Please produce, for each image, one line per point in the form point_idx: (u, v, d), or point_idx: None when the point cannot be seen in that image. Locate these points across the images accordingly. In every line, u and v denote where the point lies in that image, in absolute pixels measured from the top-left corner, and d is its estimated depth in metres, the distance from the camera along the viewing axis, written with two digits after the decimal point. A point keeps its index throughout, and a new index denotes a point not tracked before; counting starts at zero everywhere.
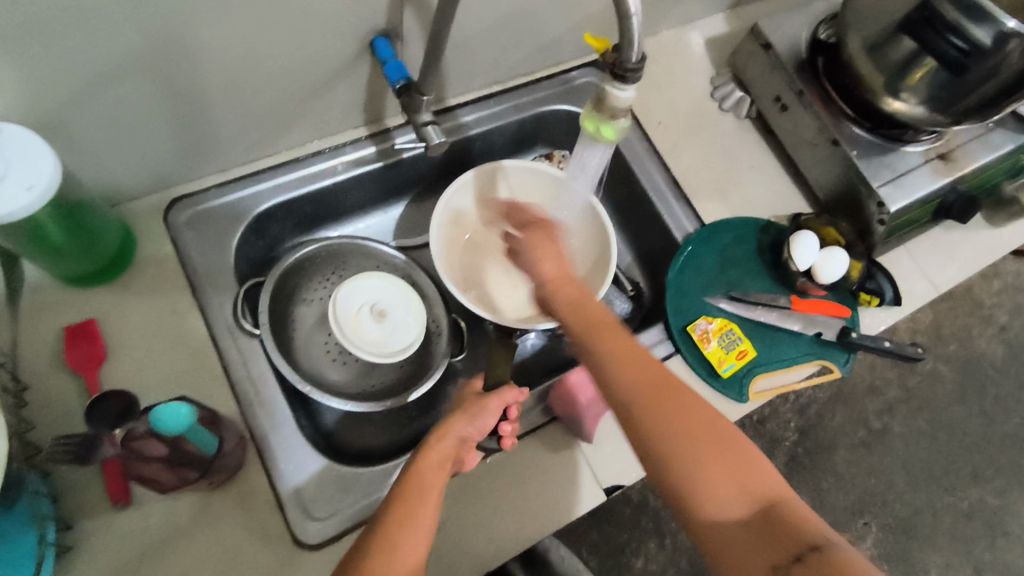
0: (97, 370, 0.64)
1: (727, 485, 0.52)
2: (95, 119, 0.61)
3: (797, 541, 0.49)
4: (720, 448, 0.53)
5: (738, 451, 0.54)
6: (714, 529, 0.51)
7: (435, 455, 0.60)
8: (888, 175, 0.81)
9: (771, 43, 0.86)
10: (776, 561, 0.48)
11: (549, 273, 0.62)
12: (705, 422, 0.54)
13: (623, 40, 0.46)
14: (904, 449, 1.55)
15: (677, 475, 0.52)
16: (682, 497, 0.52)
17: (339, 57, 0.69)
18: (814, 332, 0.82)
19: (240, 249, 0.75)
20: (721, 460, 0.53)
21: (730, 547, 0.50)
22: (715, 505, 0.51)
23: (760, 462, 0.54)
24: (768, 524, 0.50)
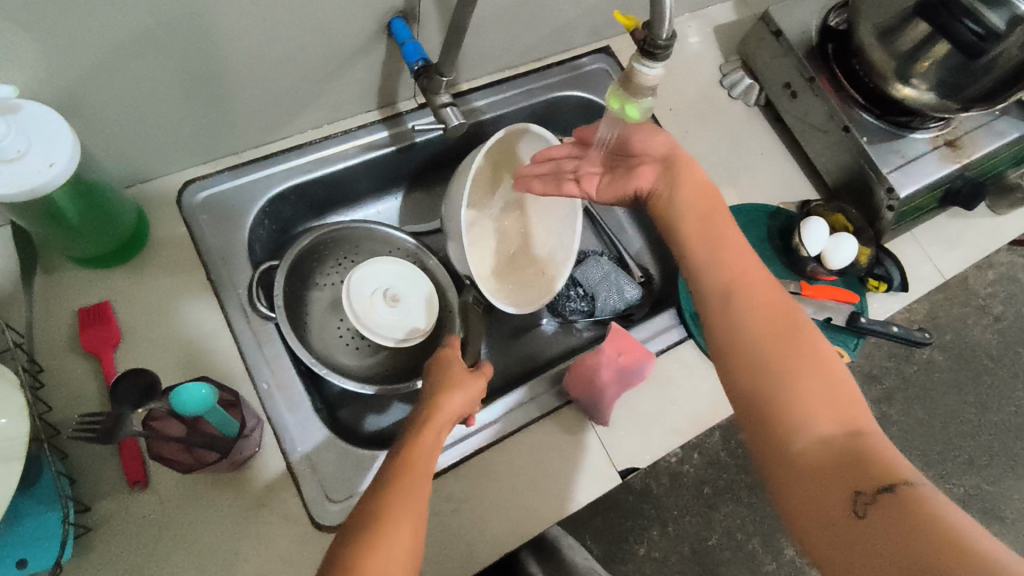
0: (112, 351, 0.63)
1: (819, 405, 0.52)
2: (112, 97, 0.60)
3: (885, 471, 0.47)
4: (814, 367, 0.54)
5: (833, 377, 0.54)
6: (797, 444, 0.51)
7: (431, 434, 0.56)
8: (897, 161, 0.82)
9: (781, 30, 0.87)
10: (858, 486, 0.47)
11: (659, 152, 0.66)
12: (801, 334, 0.56)
13: (654, 16, 0.46)
14: (901, 437, 1.57)
15: (767, 376, 0.54)
16: (767, 405, 0.53)
17: (356, 38, 0.68)
18: (825, 317, 0.83)
19: (254, 233, 0.74)
20: (814, 379, 0.53)
21: (812, 462, 0.50)
22: (802, 419, 0.51)
23: (854, 394, 0.53)
24: (855, 449, 0.49)
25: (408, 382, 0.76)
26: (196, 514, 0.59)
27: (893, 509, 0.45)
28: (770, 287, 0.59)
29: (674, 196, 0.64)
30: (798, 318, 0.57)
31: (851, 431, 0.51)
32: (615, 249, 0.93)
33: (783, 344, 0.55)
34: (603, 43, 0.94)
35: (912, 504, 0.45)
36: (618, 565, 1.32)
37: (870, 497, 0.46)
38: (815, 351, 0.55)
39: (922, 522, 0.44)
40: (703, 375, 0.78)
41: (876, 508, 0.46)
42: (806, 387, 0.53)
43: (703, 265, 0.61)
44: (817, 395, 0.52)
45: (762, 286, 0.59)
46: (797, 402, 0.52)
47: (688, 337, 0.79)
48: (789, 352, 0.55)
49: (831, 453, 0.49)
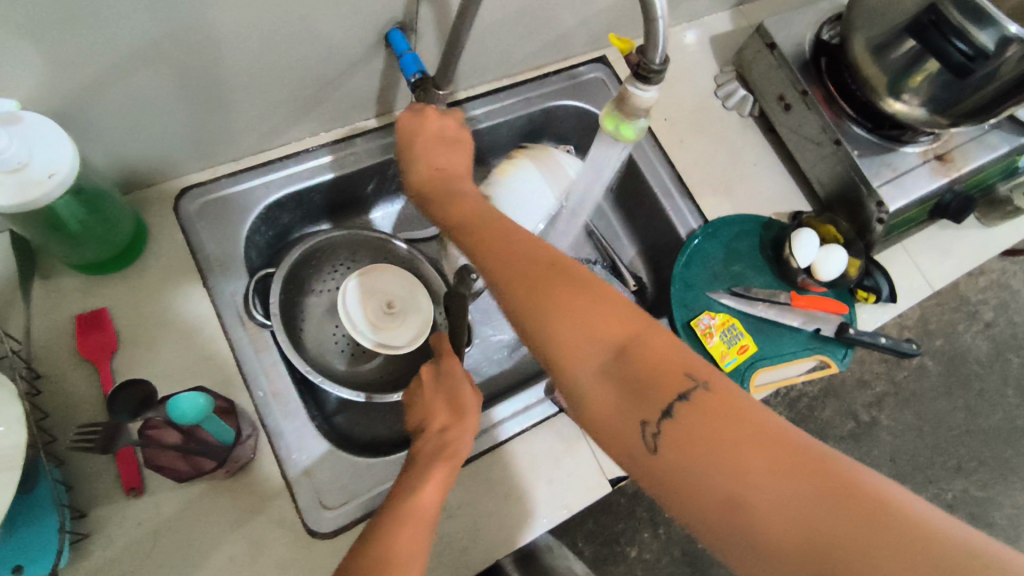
0: (109, 358, 0.63)
1: (587, 333, 0.46)
2: (111, 106, 0.60)
3: (677, 377, 0.44)
4: (568, 296, 0.47)
5: (593, 286, 0.48)
6: (582, 386, 0.45)
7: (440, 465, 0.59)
8: (888, 174, 0.83)
9: (776, 43, 0.87)
10: (646, 416, 0.44)
11: (432, 165, 0.66)
12: (547, 264, 0.49)
13: (647, 42, 0.47)
14: (890, 441, 1.59)
15: (530, 327, 0.47)
16: (545, 354, 0.47)
17: (356, 47, 0.69)
18: (814, 328, 0.84)
19: (251, 239, 0.75)
20: (563, 312, 0.46)
21: (599, 397, 0.45)
22: (588, 348, 0.45)
23: (625, 297, 0.48)
24: (639, 361, 0.45)
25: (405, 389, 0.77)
26: (193, 519, 0.60)
27: (686, 424, 0.42)
28: (499, 224, 0.55)
29: (439, 198, 0.63)
30: (527, 242, 0.52)
31: (620, 348, 0.45)
32: (608, 256, 0.95)
33: (526, 282, 0.48)
34: (600, 52, 0.95)
35: (705, 408, 0.42)
36: (609, 567, 1.33)
37: (661, 417, 0.43)
38: (552, 273, 0.48)
39: (718, 427, 0.42)
40: None
41: (673, 430, 0.43)
42: (564, 325, 0.46)
43: (467, 241, 0.55)
44: (593, 321, 0.46)
45: (492, 237, 0.54)
46: (560, 347, 0.46)
47: None
48: (549, 276, 0.48)
49: (618, 378, 0.45)
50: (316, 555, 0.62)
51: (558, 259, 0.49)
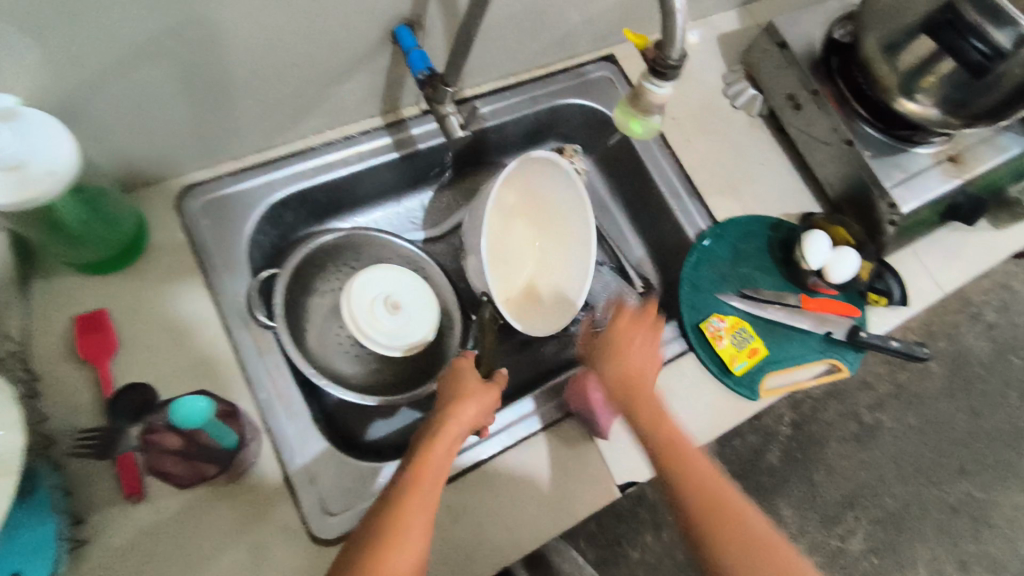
0: (109, 359, 0.62)
1: (743, 547, 0.60)
2: (113, 102, 0.59)
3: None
4: (759, 557, 0.60)
5: (753, 537, 0.61)
6: None
7: (437, 450, 0.61)
8: (899, 175, 0.82)
9: (787, 42, 0.86)
10: None
11: (631, 368, 0.70)
12: (726, 502, 0.63)
13: (665, 37, 0.46)
14: (894, 443, 1.58)
15: (704, 512, 0.62)
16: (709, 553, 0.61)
17: (362, 43, 0.68)
18: (825, 331, 0.84)
19: (254, 238, 0.74)
20: (733, 558, 0.60)
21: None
22: (736, 537, 0.61)
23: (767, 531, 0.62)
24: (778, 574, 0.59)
25: (414, 390, 0.76)
26: (195, 523, 0.59)
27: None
28: (669, 429, 0.67)
29: (631, 358, 0.71)
30: (702, 468, 0.64)
31: None
32: (614, 256, 0.94)
33: (709, 501, 0.62)
34: (607, 50, 0.94)
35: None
36: (611, 570, 1.32)
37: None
38: (718, 505, 0.62)
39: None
40: (705, 387, 0.78)
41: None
42: (737, 554, 0.60)
43: (645, 419, 0.67)
44: (766, 552, 0.60)
45: (674, 447, 0.65)
46: (731, 548, 0.60)
47: (690, 350, 0.80)
48: (708, 491, 0.63)
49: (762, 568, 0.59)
50: (320, 561, 0.61)
51: (733, 506, 0.63)
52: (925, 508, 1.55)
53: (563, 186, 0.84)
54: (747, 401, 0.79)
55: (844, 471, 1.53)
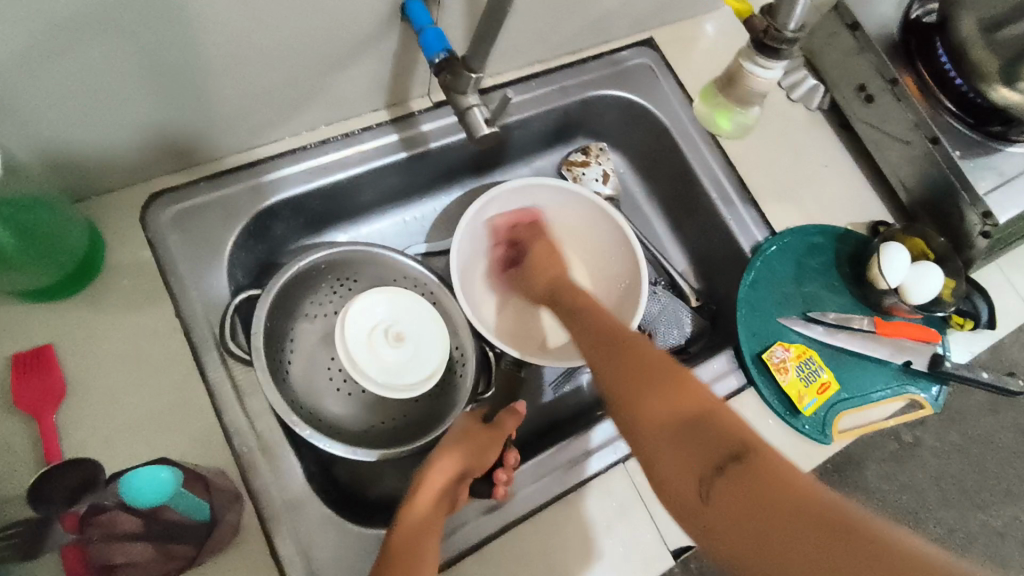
0: (54, 410, 0.51)
1: (664, 399, 0.45)
2: (48, 88, 0.47)
3: (731, 439, 0.41)
4: (656, 380, 0.47)
5: (673, 384, 0.46)
6: (643, 436, 0.45)
7: (428, 496, 0.54)
8: (994, 179, 0.69)
9: (859, 22, 0.73)
10: (714, 451, 0.41)
11: (553, 267, 0.66)
12: (638, 346, 0.51)
13: (783, 7, 0.46)
14: (937, 466, 1.38)
15: (598, 348, 0.53)
16: (608, 388, 0.49)
17: (366, 20, 0.56)
18: (904, 360, 0.72)
19: (236, 255, 0.62)
20: (626, 375, 0.48)
21: (656, 427, 0.44)
22: (653, 399, 0.45)
23: (691, 379, 0.47)
24: (694, 415, 0.43)
25: (418, 440, 0.63)
26: None
27: (740, 486, 0.38)
28: (596, 307, 0.59)
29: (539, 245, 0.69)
30: (608, 325, 0.55)
31: (691, 414, 0.44)
32: (666, 272, 0.81)
33: (603, 337, 0.53)
34: (645, 34, 0.82)
35: (760, 467, 0.39)
36: None
37: (664, 399, 0.45)
38: (635, 352, 0.50)
39: (767, 496, 0.37)
40: (767, 429, 0.67)
41: (723, 487, 0.39)
42: (636, 385, 0.47)
43: (556, 288, 0.63)
44: (668, 388, 0.46)
45: (604, 323, 0.55)
46: (630, 381, 0.47)
47: (750, 384, 0.69)
48: (625, 346, 0.51)
49: (671, 421, 0.44)
50: None
51: (642, 342, 0.51)
52: (971, 535, 1.35)
53: (575, 207, 0.77)
54: (818, 445, 0.67)
55: (883, 495, 1.34)
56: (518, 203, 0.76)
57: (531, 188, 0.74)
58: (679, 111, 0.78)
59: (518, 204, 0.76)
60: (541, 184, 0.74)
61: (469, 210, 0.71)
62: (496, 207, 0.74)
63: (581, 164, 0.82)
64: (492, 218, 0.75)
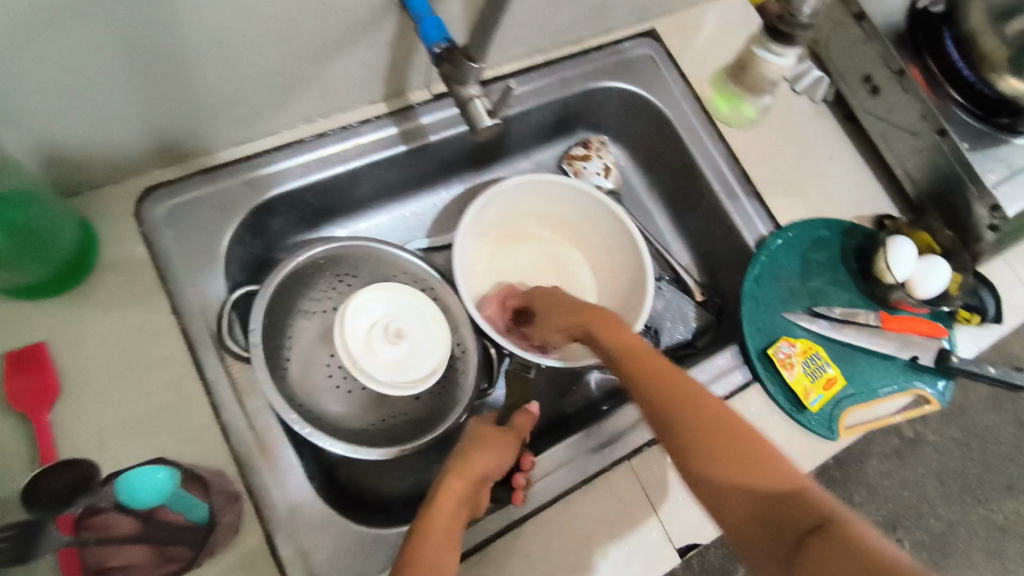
0: (47, 409, 0.50)
1: (735, 465, 0.47)
2: (36, 78, 0.46)
3: (828, 525, 0.41)
4: (739, 458, 0.47)
5: (755, 455, 0.47)
6: (725, 503, 0.46)
7: (450, 504, 0.52)
8: (1002, 171, 0.68)
9: (864, 12, 0.72)
10: (800, 527, 0.42)
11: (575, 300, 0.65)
12: (715, 418, 0.50)
13: None
14: (937, 460, 1.38)
15: (681, 420, 0.51)
16: (686, 472, 0.49)
17: (361, 7, 0.55)
18: (910, 356, 0.71)
19: (233, 250, 0.61)
20: (701, 444, 0.49)
21: (735, 502, 0.46)
22: (734, 473, 0.47)
23: (772, 450, 0.48)
24: (780, 495, 0.45)
25: (420, 438, 0.62)
26: None
27: (820, 556, 0.39)
28: (676, 376, 0.53)
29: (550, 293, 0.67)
30: (681, 380, 0.53)
31: (781, 496, 0.45)
32: (670, 266, 0.80)
33: (663, 380, 0.53)
34: (647, 25, 0.80)
35: (843, 538, 0.40)
36: None
37: (738, 470, 0.47)
38: (703, 410, 0.51)
39: (842, 562, 0.38)
40: (773, 426, 0.66)
41: (812, 556, 0.40)
42: (720, 460, 0.48)
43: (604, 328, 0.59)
44: (751, 465, 0.47)
45: (664, 371, 0.54)
46: (696, 478, 0.48)
47: (756, 380, 0.68)
48: (702, 404, 0.51)
49: (752, 499, 0.45)
50: None
51: (714, 406, 0.51)
52: (972, 529, 1.34)
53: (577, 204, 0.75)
54: (824, 441, 0.67)
55: (883, 490, 1.33)
56: (519, 199, 0.74)
57: (532, 184, 0.73)
58: (682, 103, 0.77)
59: (518, 200, 0.75)
60: (542, 179, 0.73)
61: (470, 209, 0.69)
62: (495, 203, 0.73)
63: (583, 158, 0.80)
64: (494, 214, 0.74)
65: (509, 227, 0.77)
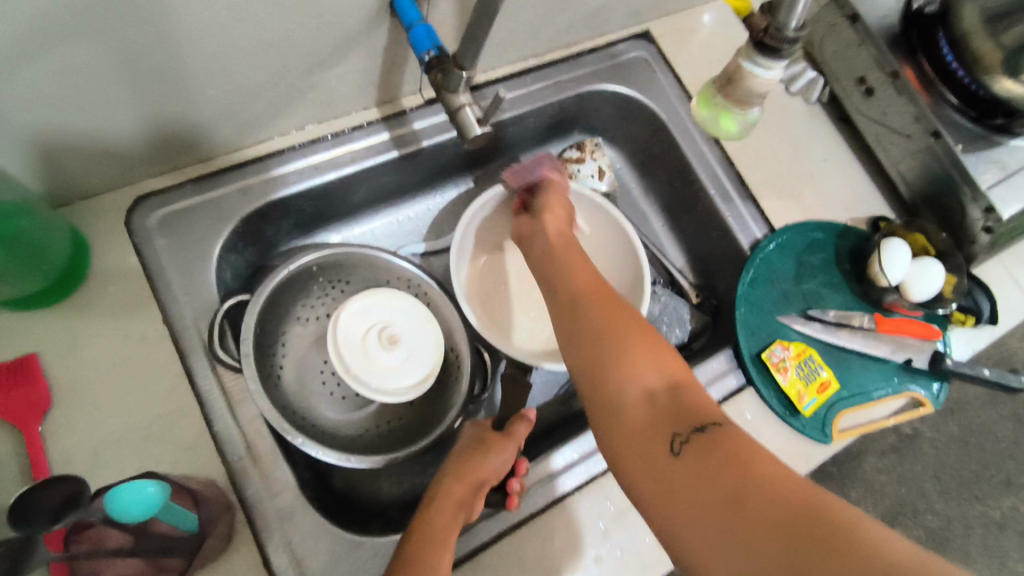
0: (39, 421, 0.50)
1: (645, 367, 0.45)
2: (26, 92, 0.46)
3: (694, 411, 0.42)
4: (637, 346, 0.46)
5: (656, 348, 0.46)
6: (621, 397, 0.44)
7: (450, 504, 0.54)
8: (996, 174, 0.68)
9: (859, 14, 0.71)
10: (675, 425, 0.42)
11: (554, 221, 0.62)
12: (608, 309, 0.49)
13: (783, 7, 0.43)
14: (935, 456, 1.38)
15: (584, 315, 0.49)
16: (583, 361, 0.47)
17: (352, 16, 0.54)
18: (905, 358, 0.71)
19: (225, 258, 0.61)
20: (615, 347, 0.46)
21: (637, 417, 0.43)
22: (617, 352, 0.46)
23: (659, 339, 0.48)
24: (673, 401, 0.43)
25: (414, 445, 0.62)
26: None
27: (714, 455, 0.39)
28: (597, 280, 0.53)
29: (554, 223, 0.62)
30: (589, 281, 0.53)
31: (672, 386, 0.44)
32: (665, 270, 0.80)
33: (596, 289, 0.52)
34: (642, 27, 0.80)
35: (730, 437, 0.40)
36: None
37: (626, 359, 0.45)
38: (605, 309, 0.49)
39: (734, 463, 0.38)
40: (766, 430, 0.66)
41: (693, 451, 0.40)
42: (636, 356, 0.46)
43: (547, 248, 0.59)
44: (642, 361, 0.45)
45: (586, 277, 0.53)
46: (603, 375, 0.46)
47: (750, 384, 0.68)
48: (604, 299, 0.51)
49: (646, 389, 0.44)
50: None
51: (616, 302, 0.50)
52: (969, 525, 1.34)
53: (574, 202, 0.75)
54: (818, 445, 0.67)
55: (881, 487, 1.33)
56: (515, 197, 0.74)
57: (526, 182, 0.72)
58: (677, 106, 0.77)
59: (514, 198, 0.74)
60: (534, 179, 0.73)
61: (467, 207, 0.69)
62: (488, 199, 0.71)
63: (576, 161, 0.80)
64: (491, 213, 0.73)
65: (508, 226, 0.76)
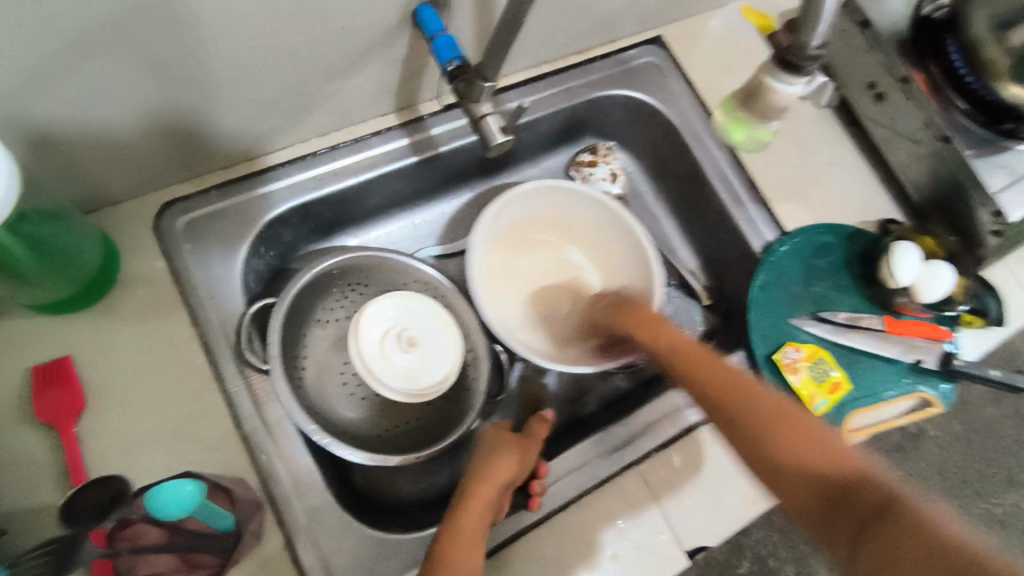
0: (73, 421, 0.51)
1: (804, 453, 0.47)
2: (63, 102, 0.47)
3: (869, 493, 0.43)
4: (790, 431, 0.49)
5: (809, 435, 0.48)
6: (789, 481, 0.47)
7: (479, 505, 0.54)
8: (1004, 178, 0.68)
9: (869, 20, 0.72)
10: (850, 509, 0.43)
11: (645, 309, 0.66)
12: (747, 396, 0.53)
13: (806, 26, 0.44)
14: (939, 454, 1.39)
15: (721, 399, 0.54)
16: (740, 444, 0.51)
17: (375, 26, 0.56)
18: (914, 359, 0.72)
19: (249, 262, 0.63)
20: (770, 432, 0.50)
21: (807, 498, 0.46)
22: (783, 443, 0.48)
23: (817, 421, 0.50)
24: (846, 480, 0.45)
25: (434, 446, 0.64)
26: None
27: (893, 539, 0.40)
28: (710, 359, 0.57)
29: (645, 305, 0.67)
30: (718, 366, 0.56)
31: (849, 471, 0.46)
32: (676, 272, 0.81)
33: (725, 376, 0.55)
34: (654, 32, 0.81)
35: (907, 519, 0.40)
36: None
37: (784, 444, 0.48)
38: (753, 397, 0.53)
39: (916, 547, 0.38)
40: None
41: (870, 545, 0.41)
42: (788, 440, 0.49)
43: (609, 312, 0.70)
44: (798, 446, 0.48)
45: (704, 361, 0.58)
46: (769, 461, 0.49)
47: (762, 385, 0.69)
48: (740, 388, 0.54)
49: (812, 478, 0.46)
50: None
51: (750, 385, 0.54)
52: (973, 523, 1.35)
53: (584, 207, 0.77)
54: None
55: None
56: (527, 203, 0.75)
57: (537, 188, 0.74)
58: (689, 110, 0.78)
59: (527, 203, 0.75)
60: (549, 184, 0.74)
61: (486, 214, 0.71)
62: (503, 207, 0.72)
63: (589, 164, 0.81)
64: (503, 220, 0.75)
65: (518, 229, 0.78)
